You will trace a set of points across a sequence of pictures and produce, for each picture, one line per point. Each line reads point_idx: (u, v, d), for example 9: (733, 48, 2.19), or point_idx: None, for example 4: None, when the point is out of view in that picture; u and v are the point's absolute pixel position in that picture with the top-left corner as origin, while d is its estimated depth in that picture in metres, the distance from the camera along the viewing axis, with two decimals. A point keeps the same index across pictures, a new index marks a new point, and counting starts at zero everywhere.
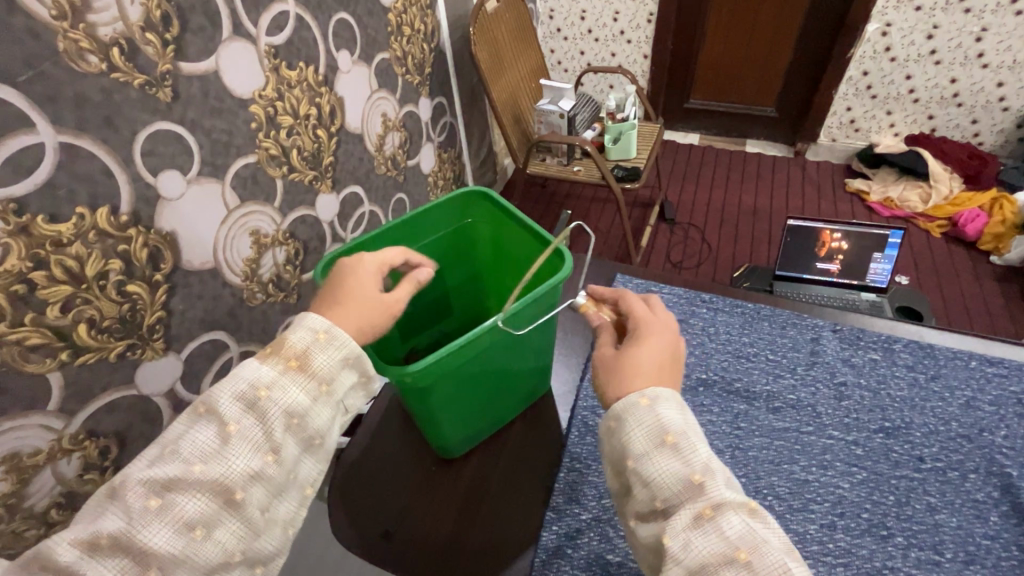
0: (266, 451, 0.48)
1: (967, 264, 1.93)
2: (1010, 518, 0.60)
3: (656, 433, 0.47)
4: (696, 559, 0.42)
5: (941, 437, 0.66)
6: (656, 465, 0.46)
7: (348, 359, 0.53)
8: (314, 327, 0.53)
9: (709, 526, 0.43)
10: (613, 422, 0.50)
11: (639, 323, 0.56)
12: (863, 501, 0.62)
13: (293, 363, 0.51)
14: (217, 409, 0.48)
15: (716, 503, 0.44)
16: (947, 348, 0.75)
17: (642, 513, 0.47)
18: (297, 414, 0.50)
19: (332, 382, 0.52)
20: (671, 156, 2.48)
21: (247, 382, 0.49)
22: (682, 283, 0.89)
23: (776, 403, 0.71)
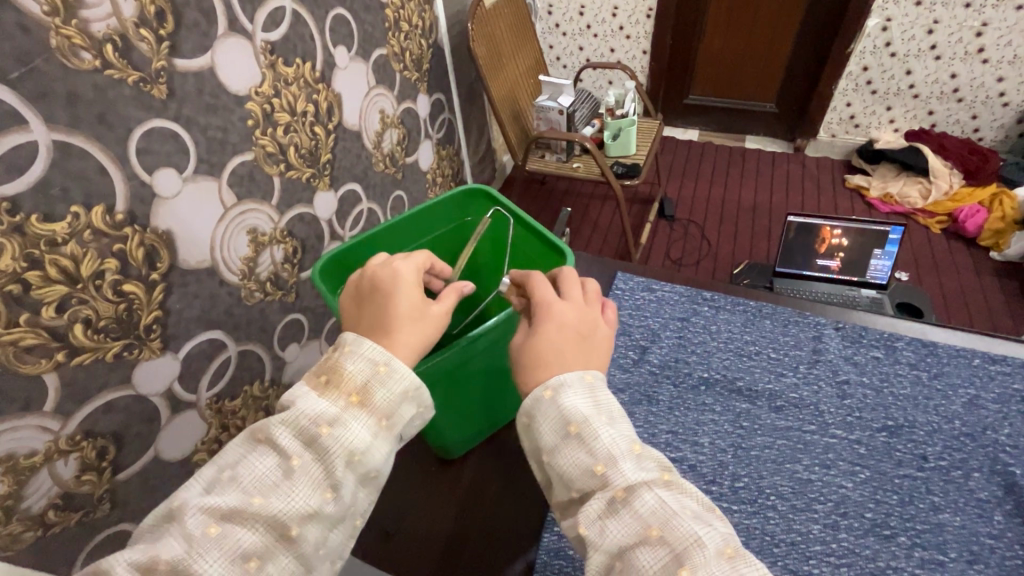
0: (326, 487, 0.45)
1: (967, 260, 1.93)
2: (1014, 516, 0.60)
3: (561, 424, 0.46)
4: (614, 547, 0.40)
5: (944, 436, 0.66)
6: (565, 456, 0.45)
7: (407, 392, 0.49)
8: (374, 358, 0.49)
9: (622, 510, 0.41)
10: (525, 419, 0.48)
11: (542, 305, 0.52)
12: (865, 500, 0.61)
13: (355, 399, 0.47)
14: (277, 441, 0.46)
15: (624, 486, 0.42)
16: (949, 346, 0.75)
17: (564, 508, 0.46)
18: (359, 452, 0.46)
19: (392, 417, 0.48)
20: (671, 152, 2.47)
21: (308, 416, 0.46)
22: (683, 282, 0.88)
23: (778, 402, 0.70)
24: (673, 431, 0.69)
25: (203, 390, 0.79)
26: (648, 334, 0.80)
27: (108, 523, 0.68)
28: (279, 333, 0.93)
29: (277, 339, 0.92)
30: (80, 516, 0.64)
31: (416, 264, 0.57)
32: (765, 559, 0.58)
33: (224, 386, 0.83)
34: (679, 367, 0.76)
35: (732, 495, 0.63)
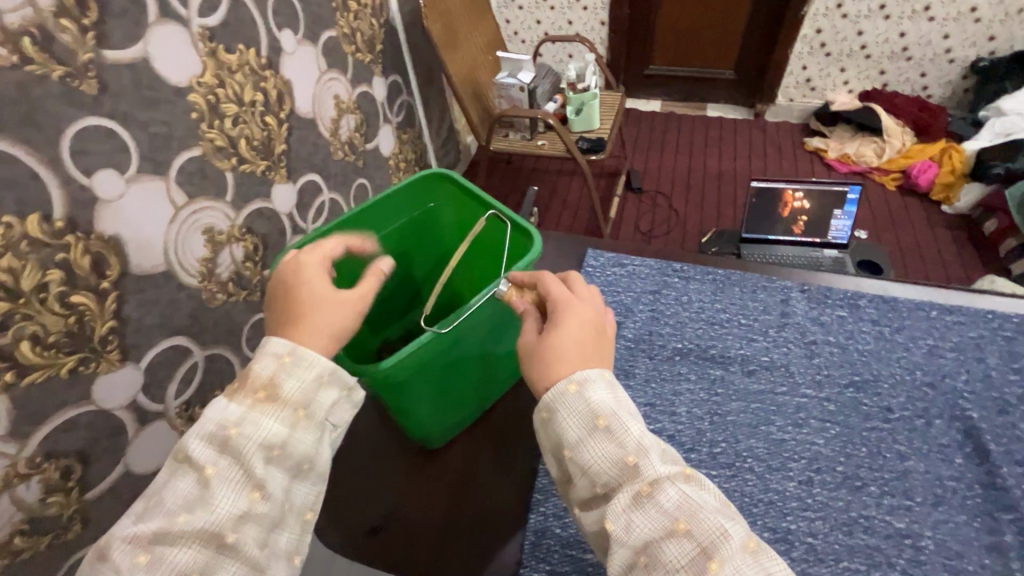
0: (251, 486, 0.47)
1: (921, 214, 2.00)
2: (972, 458, 0.62)
3: (588, 418, 0.46)
4: (639, 541, 0.41)
5: (907, 386, 0.68)
6: (592, 450, 0.45)
7: (323, 376, 0.51)
8: (278, 352, 0.51)
9: (647, 502, 0.42)
10: (546, 413, 0.48)
11: (561, 301, 0.53)
12: (836, 455, 0.63)
13: (262, 395, 0.49)
14: (192, 456, 0.47)
15: (651, 480, 0.43)
16: (909, 300, 0.77)
17: (584, 501, 0.46)
18: (278, 445, 0.48)
19: (308, 406, 0.50)
20: (634, 125, 2.47)
21: (216, 422, 0.47)
22: (652, 255, 0.88)
23: (751, 366, 0.72)
24: (650, 403, 0.70)
25: (172, 399, 0.76)
26: (621, 309, 0.80)
27: (81, 544, 0.65)
28: (248, 332, 0.89)
29: (245, 340, 0.88)
30: (50, 539, 0.61)
31: (325, 250, 0.60)
32: (745, 520, 0.60)
33: (193, 393, 0.80)
34: (654, 339, 0.76)
35: (710, 461, 0.64)
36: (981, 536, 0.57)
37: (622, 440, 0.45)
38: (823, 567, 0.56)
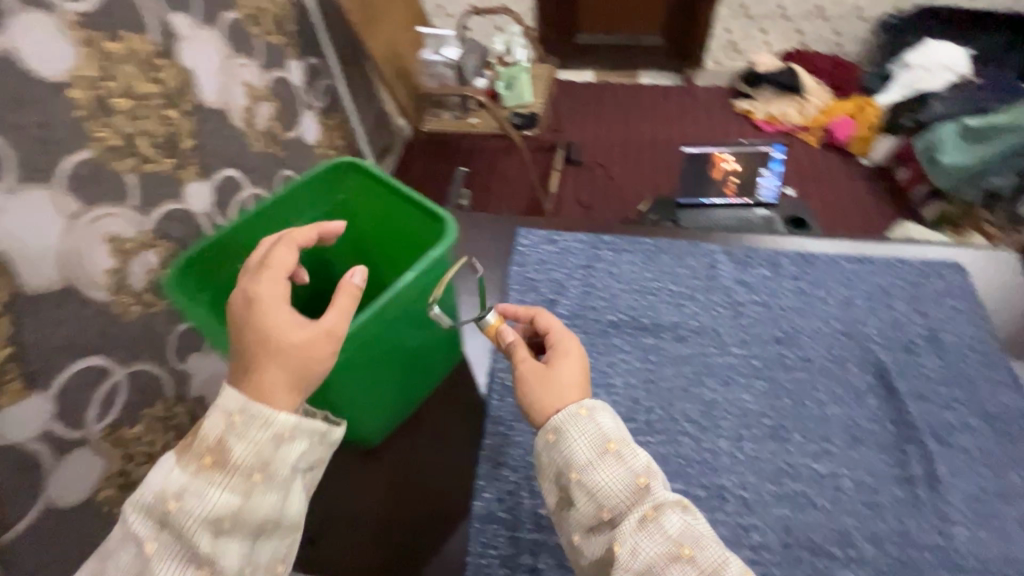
0: (202, 557, 0.47)
1: (842, 168, 2.11)
2: (883, 398, 0.66)
3: (599, 443, 0.50)
4: (643, 559, 0.46)
5: (825, 337, 0.71)
6: (604, 475, 0.49)
7: (282, 433, 0.49)
8: (227, 411, 0.49)
9: (653, 525, 0.47)
10: (553, 435, 0.52)
11: (560, 341, 0.59)
12: (763, 408, 0.66)
13: (208, 463, 0.48)
14: (141, 524, 0.48)
15: (657, 504, 0.48)
16: (824, 254, 0.80)
17: (583, 520, 0.50)
18: (229, 514, 0.47)
19: (262, 469, 0.49)
20: (568, 96, 2.44)
21: (161, 492, 0.47)
22: (583, 229, 0.88)
23: (682, 331, 0.73)
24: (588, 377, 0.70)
25: (92, 423, 0.69)
26: (554, 286, 0.80)
27: None
28: (176, 343, 0.80)
29: (173, 349, 0.80)
30: None
31: (277, 277, 0.54)
32: (681, 481, 0.61)
33: (119, 415, 0.73)
34: (588, 314, 0.76)
35: (647, 428, 0.66)
36: (893, 469, 0.61)
37: (632, 467, 0.49)
38: (755, 517, 0.58)
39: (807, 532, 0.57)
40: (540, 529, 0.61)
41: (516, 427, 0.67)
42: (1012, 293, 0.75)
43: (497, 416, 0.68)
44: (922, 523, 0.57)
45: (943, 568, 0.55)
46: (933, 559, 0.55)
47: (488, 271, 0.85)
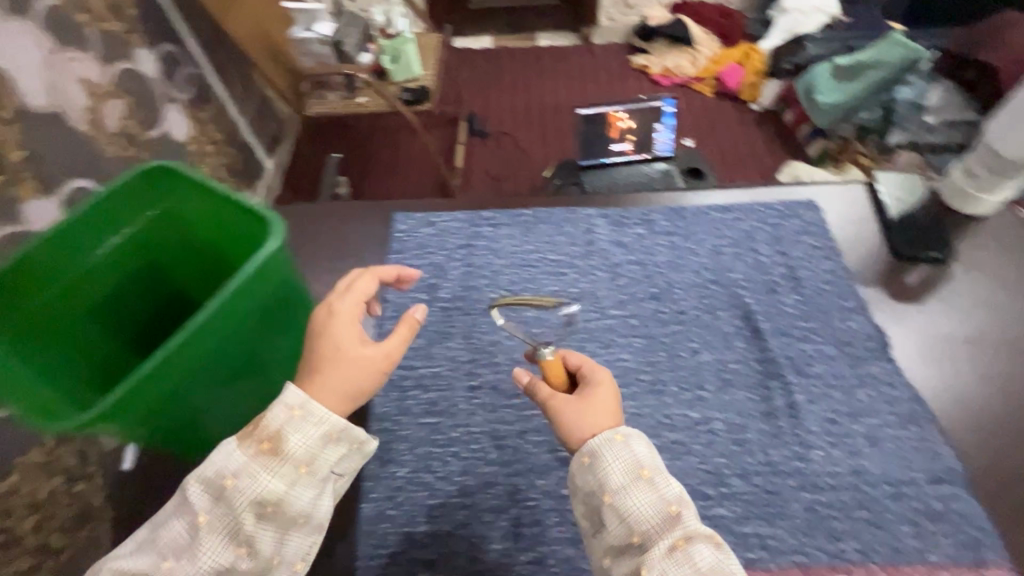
0: (243, 539, 0.46)
1: (734, 115, 2.17)
2: (750, 339, 0.69)
3: (632, 469, 0.48)
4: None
5: (696, 287, 0.74)
6: (637, 498, 0.47)
7: (333, 433, 0.49)
8: (289, 402, 0.48)
9: (680, 554, 0.44)
10: (587, 457, 0.49)
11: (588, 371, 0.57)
12: (641, 365, 0.68)
13: (266, 447, 0.47)
14: (190, 496, 0.47)
15: (686, 535, 0.45)
16: (694, 207, 0.82)
17: (613, 544, 0.48)
18: (273, 501, 0.46)
19: (309, 463, 0.48)
20: (466, 65, 2.38)
21: (217, 468, 0.46)
22: (462, 207, 0.85)
23: (562, 300, 0.73)
24: (471, 359, 0.69)
25: None
26: (434, 270, 0.77)
27: None
28: None
29: None
30: None
31: (359, 298, 0.55)
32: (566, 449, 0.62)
33: None
34: (469, 295, 0.74)
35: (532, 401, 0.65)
36: (759, 406, 0.64)
37: (664, 494, 0.47)
38: None
39: (682, 478, 0.60)
40: (429, 521, 0.58)
41: (401, 421, 0.64)
42: (859, 224, 0.80)
43: (380, 413, 0.65)
44: (784, 452, 0.61)
45: (805, 490, 0.58)
46: (796, 483, 0.59)
47: (366, 258, 0.80)
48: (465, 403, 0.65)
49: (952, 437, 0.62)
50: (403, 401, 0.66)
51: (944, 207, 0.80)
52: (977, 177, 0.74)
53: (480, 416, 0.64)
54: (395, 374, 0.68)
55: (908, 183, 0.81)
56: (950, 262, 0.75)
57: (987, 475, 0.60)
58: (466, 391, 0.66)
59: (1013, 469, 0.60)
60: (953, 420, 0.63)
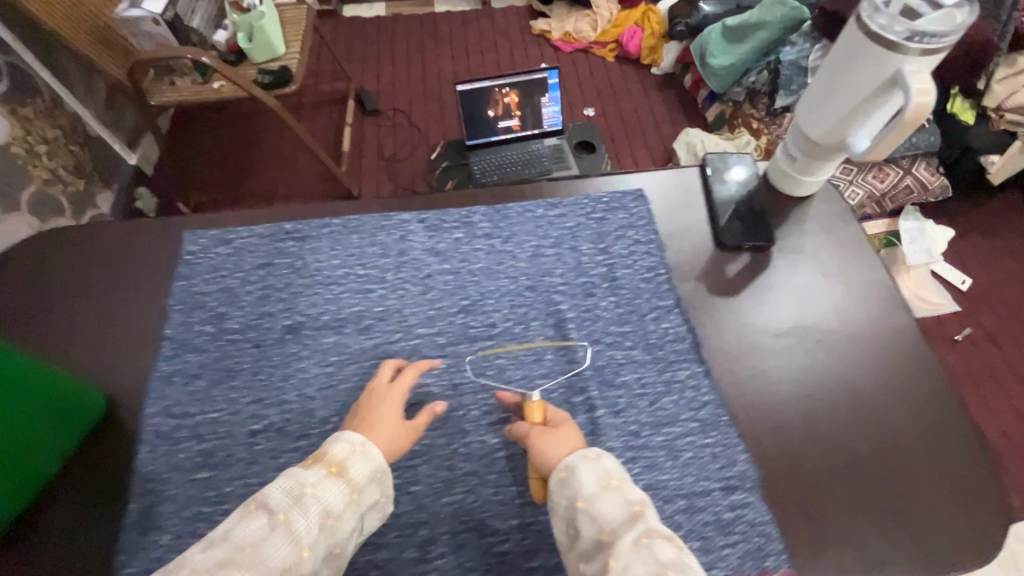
0: (304, 545, 0.47)
1: (637, 81, 2.11)
2: (561, 350, 0.66)
3: (603, 476, 0.49)
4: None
5: (511, 296, 0.70)
6: (603, 504, 0.47)
7: (376, 472, 0.53)
8: (353, 441, 0.53)
9: (643, 548, 0.43)
10: (563, 472, 0.50)
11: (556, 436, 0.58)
12: (445, 389, 0.64)
13: (333, 470, 0.51)
14: (267, 501, 0.48)
15: (647, 531, 0.44)
16: (519, 204, 0.78)
17: (585, 553, 0.46)
18: (330, 516, 0.49)
19: (358, 494, 0.52)
20: (357, 36, 2.21)
21: (295, 481, 0.49)
22: (265, 219, 0.76)
23: (366, 322, 0.68)
24: (257, 400, 0.62)
25: None
26: (225, 297, 0.69)
27: None
28: None
29: None
30: None
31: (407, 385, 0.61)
32: None
33: None
34: (262, 322, 0.67)
35: (322, 442, 0.60)
36: None
37: (630, 497, 0.47)
38: (424, 513, 0.58)
39: (473, 514, 0.57)
40: None
41: (169, 481, 0.57)
42: (686, 211, 0.76)
43: (144, 473, 0.58)
44: None
45: None
46: None
47: (146, 281, 0.70)
48: (244, 452, 0.59)
49: (749, 439, 0.61)
50: (174, 456, 0.59)
51: (774, 189, 0.77)
52: (795, 159, 0.71)
53: (261, 464, 0.59)
54: (166, 425, 0.60)
55: (739, 164, 0.77)
56: (770, 248, 0.73)
57: (782, 477, 0.58)
58: (247, 437, 0.60)
59: (807, 469, 0.59)
60: (752, 422, 0.62)
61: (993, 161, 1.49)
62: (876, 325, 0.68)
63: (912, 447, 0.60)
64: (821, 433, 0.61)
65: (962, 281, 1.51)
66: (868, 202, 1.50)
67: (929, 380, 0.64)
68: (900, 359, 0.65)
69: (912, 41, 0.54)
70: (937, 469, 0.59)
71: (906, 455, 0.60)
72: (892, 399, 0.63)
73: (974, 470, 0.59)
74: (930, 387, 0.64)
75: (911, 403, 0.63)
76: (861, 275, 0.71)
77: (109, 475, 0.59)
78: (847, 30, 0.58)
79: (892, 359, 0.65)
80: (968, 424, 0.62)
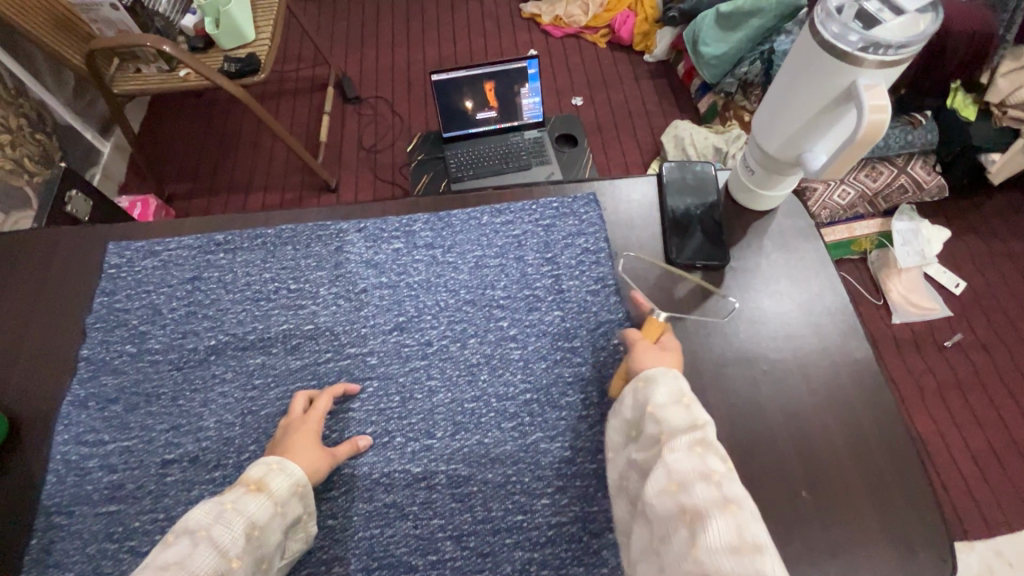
0: (232, 555, 0.45)
1: (629, 68, 2.02)
2: (496, 371, 0.63)
3: (675, 394, 0.51)
4: (676, 474, 0.45)
5: (448, 312, 0.67)
6: (670, 414, 0.50)
7: (297, 486, 0.52)
8: (267, 461, 0.52)
9: (695, 453, 0.46)
10: (642, 383, 0.54)
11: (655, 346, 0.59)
12: (370, 415, 0.61)
13: (253, 486, 0.50)
14: (187, 524, 0.46)
15: (705, 441, 0.47)
16: (463, 211, 0.73)
17: (642, 448, 0.50)
18: (256, 526, 0.47)
19: (282, 505, 0.50)
20: (341, 19, 2.13)
21: (216, 499, 0.48)
22: (194, 228, 0.72)
23: (294, 341, 0.65)
24: (172, 427, 0.60)
25: None
26: (148, 314, 0.66)
27: None
28: None
29: None
30: None
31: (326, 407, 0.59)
32: None
33: None
34: (186, 341, 0.65)
35: (236, 473, 0.58)
36: (489, 451, 0.59)
37: (696, 415, 0.49)
38: (339, 549, 0.55)
39: (390, 550, 0.55)
40: None
41: (73, 514, 0.56)
42: (640, 223, 0.72)
43: (48, 506, 0.56)
44: (506, 506, 0.57)
45: (519, 547, 0.55)
46: (512, 540, 0.55)
47: (64, 297, 0.68)
48: (153, 484, 0.57)
49: None
50: (82, 488, 0.57)
51: (737, 201, 0.73)
52: (753, 172, 0.67)
53: (170, 498, 0.56)
54: (77, 454, 0.59)
55: (697, 172, 0.72)
56: (724, 267, 0.69)
57: None
58: (158, 468, 0.58)
59: None
60: None
61: (994, 160, 1.39)
62: (820, 341, 0.65)
63: (852, 470, 0.58)
64: (767, 469, 0.58)
65: (957, 283, 1.42)
66: (859, 202, 1.41)
67: (878, 393, 0.62)
68: (843, 375, 0.63)
69: (866, 52, 0.50)
70: (880, 490, 0.57)
71: (847, 480, 0.58)
72: (830, 419, 0.61)
73: (915, 484, 0.58)
74: (870, 400, 0.62)
75: (851, 421, 0.60)
76: (810, 289, 0.68)
77: (13, 501, 0.57)
78: (802, 34, 0.54)
79: (834, 377, 0.63)
80: (908, 435, 0.60)
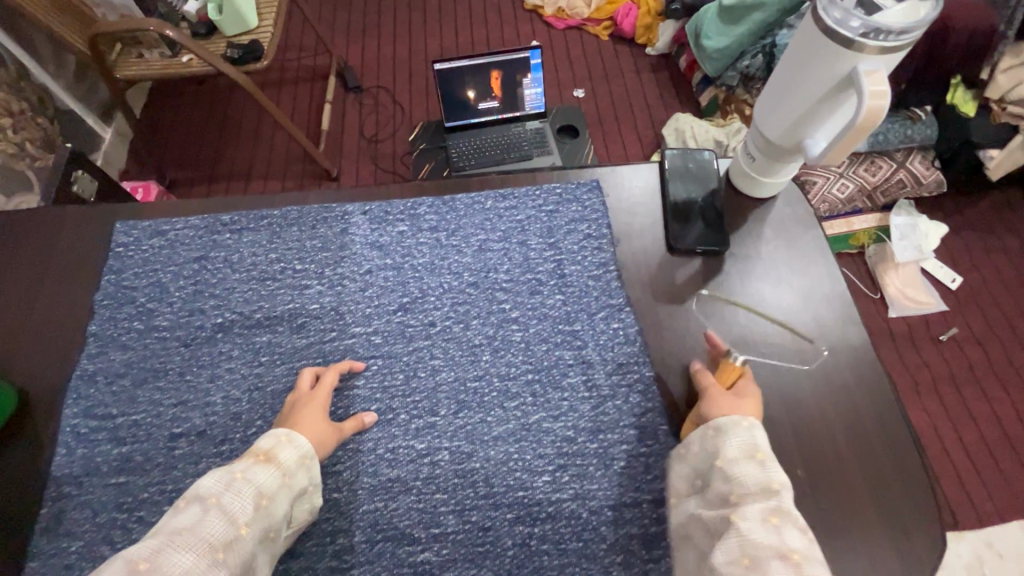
0: (240, 523, 0.46)
1: (630, 61, 2.02)
2: (499, 352, 0.64)
3: (749, 447, 0.50)
4: (748, 546, 0.44)
5: (451, 293, 0.68)
6: (740, 471, 0.49)
7: (305, 459, 0.53)
8: (276, 434, 0.54)
9: (771, 525, 0.45)
10: (711, 430, 0.53)
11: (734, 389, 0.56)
12: (374, 393, 0.62)
13: (262, 457, 0.51)
14: (200, 491, 0.47)
15: (779, 511, 0.46)
16: (467, 195, 0.74)
17: (710, 503, 0.49)
18: (265, 495, 0.48)
19: (291, 476, 0.51)
20: (343, 8, 2.12)
21: (227, 469, 0.49)
22: (200, 210, 0.73)
23: (300, 320, 0.66)
24: (179, 402, 0.61)
25: None
26: (154, 292, 0.67)
27: None
28: None
29: None
30: None
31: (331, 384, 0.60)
32: None
33: None
34: (194, 318, 0.66)
35: (244, 447, 0.59)
36: (492, 430, 0.60)
37: (771, 475, 0.48)
38: (344, 521, 0.56)
39: (394, 522, 0.56)
40: None
41: (84, 484, 0.57)
42: (642, 210, 0.73)
43: (59, 477, 0.57)
44: (508, 482, 0.58)
45: (521, 523, 0.56)
46: (514, 516, 0.56)
47: (72, 275, 0.68)
48: (161, 457, 0.58)
49: None
50: (91, 460, 0.58)
51: (737, 189, 0.74)
52: (755, 159, 0.68)
53: (179, 471, 0.57)
54: (86, 426, 0.60)
55: (698, 160, 0.73)
56: (725, 253, 0.70)
57: None
58: (166, 441, 0.59)
59: None
60: None
61: (992, 156, 1.38)
62: (819, 328, 0.66)
63: (847, 453, 0.59)
64: None
65: (953, 278, 1.43)
66: (858, 196, 1.42)
67: (874, 380, 0.63)
68: (840, 360, 0.64)
69: (867, 37, 0.51)
70: (874, 473, 0.59)
71: (841, 462, 0.59)
72: (827, 403, 0.62)
73: (909, 468, 0.59)
74: (868, 387, 0.63)
75: (848, 407, 0.62)
76: (809, 277, 0.69)
77: (23, 471, 0.58)
78: (804, 22, 0.55)
79: (832, 363, 0.64)
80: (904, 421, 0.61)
